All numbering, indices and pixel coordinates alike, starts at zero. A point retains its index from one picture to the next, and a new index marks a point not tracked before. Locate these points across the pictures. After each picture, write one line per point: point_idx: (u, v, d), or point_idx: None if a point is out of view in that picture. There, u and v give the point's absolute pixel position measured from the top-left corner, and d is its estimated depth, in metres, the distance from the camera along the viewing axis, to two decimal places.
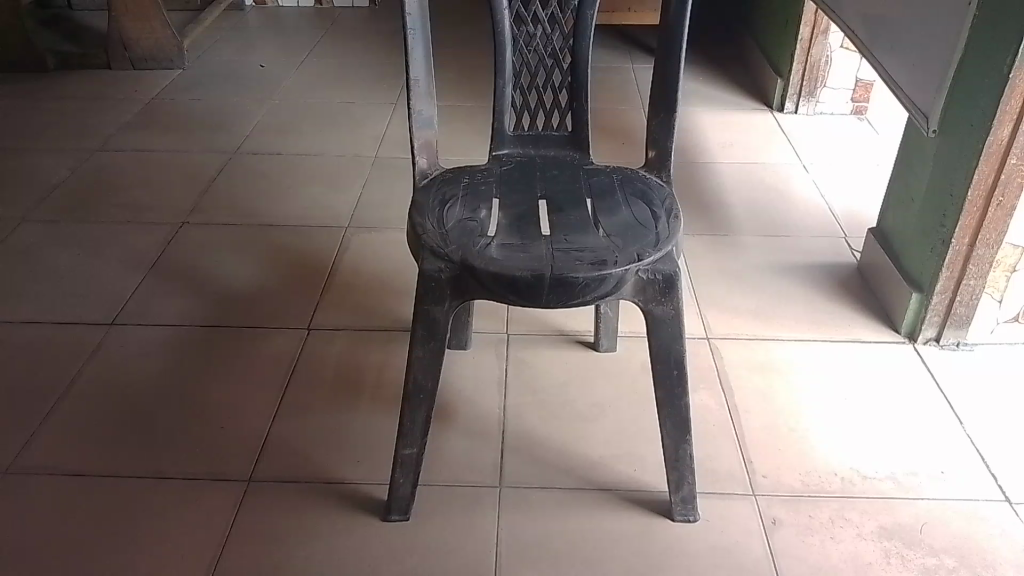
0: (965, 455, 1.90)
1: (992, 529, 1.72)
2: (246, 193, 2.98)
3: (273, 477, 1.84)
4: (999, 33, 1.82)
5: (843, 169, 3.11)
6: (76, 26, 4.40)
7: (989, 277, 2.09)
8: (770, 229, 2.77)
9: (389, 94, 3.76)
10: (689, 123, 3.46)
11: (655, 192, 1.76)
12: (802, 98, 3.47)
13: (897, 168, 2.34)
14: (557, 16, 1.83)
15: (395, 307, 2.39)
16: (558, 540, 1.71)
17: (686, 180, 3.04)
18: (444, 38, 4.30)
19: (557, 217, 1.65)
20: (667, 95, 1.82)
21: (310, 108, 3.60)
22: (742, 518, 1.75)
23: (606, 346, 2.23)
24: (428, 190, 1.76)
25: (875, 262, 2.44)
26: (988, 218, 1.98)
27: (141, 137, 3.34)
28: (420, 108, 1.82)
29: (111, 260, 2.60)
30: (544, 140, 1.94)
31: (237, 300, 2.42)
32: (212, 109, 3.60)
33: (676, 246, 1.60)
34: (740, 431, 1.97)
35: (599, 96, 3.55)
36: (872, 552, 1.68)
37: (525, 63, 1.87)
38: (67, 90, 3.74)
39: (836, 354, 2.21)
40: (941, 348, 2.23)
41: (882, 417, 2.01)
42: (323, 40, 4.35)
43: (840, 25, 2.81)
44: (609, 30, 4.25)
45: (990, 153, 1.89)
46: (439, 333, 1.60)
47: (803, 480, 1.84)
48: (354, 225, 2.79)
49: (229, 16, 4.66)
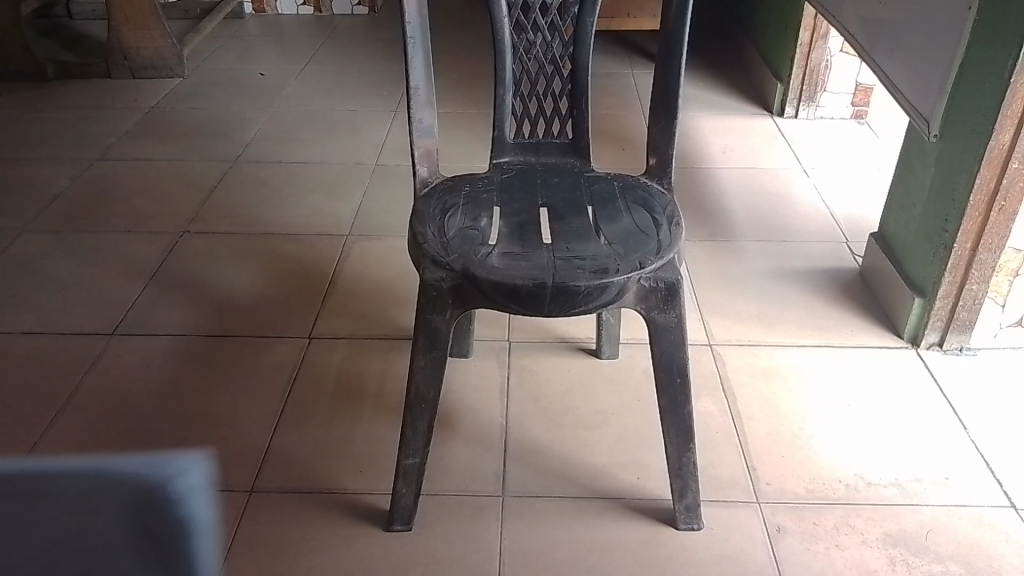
0: (970, 461, 1.88)
1: (998, 536, 1.71)
2: (246, 202, 2.96)
3: (275, 488, 1.82)
4: (1000, 36, 1.80)
5: (844, 173, 3.10)
6: (75, 35, 4.39)
7: (992, 281, 2.07)
8: (772, 234, 2.75)
9: (388, 101, 3.75)
10: (688, 128, 3.44)
11: (657, 199, 1.75)
12: (802, 103, 3.45)
13: (899, 172, 2.32)
14: (556, 23, 1.82)
15: (395, 316, 2.38)
16: (561, 549, 1.69)
17: (686, 185, 3.02)
18: (443, 45, 4.29)
19: (559, 225, 1.64)
20: (668, 101, 1.81)
21: (309, 117, 3.59)
22: (747, 526, 1.73)
23: (609, 354, 2.22)
24: (429, 199, 1.74)
25: (877, 267, 2.42)
26: (990, 222, 1.96)
27: (141, 147, 3.33)
28: (420, 118, 1.80)
29: (111, 269, 2.59)
30: (545, 148, 1.92)
31: (237, 309, 2.40)
32: (212, 117, 3.59)
33: (679, 253, 1.59)
34: (743, 437, 1.95)
35: (599, 101, 3.54)
36: (877, 559, 1.66)
37: (525, 72, 1.85)
38: (66, 99, 3.73)
39: (839, 359, 2.20)
40: (945, 352, 2.21)
41: (886, 423, 1.99)
42: (322, 48, 4.35)
43: (839, 29, 2.80)
44: (608, 36, 4.24)
45: (993, 157, 1.87)
46: (441, 342, 1.58)
47: (808, 487, 1.82)
48: (354, 233, 2.78)
49: (229, 25, 4.65)
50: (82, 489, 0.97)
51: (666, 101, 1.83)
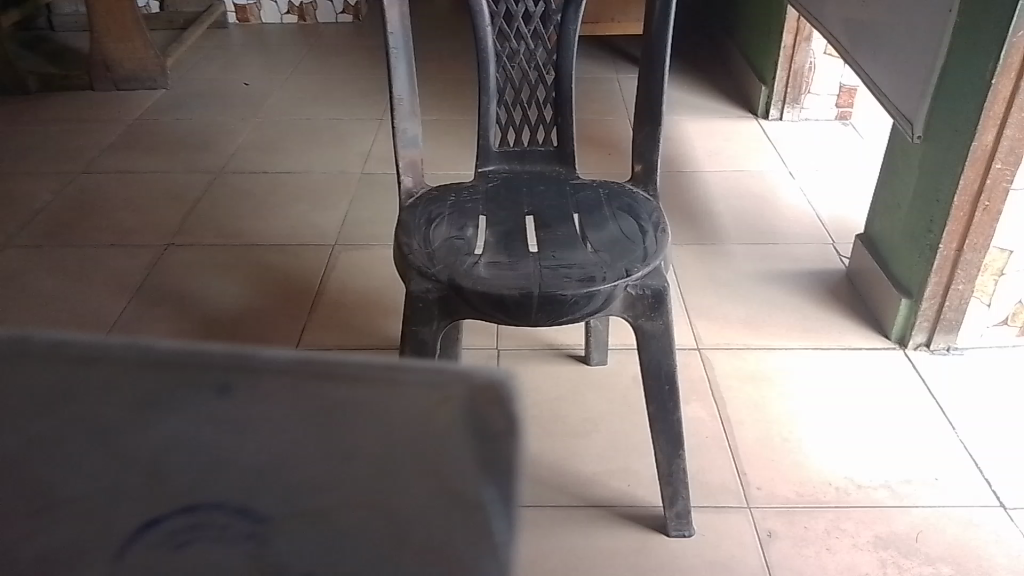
0: (958, 462, 1.88)
1: (987, 535, 1.70)
2: (231, 213, 2.95)
3: None
4: (981, 37, 1.81)
5: (829, 174, 3.10)
6: (58, 47, 4.37)
7: (978, 281, 2.07)
8: (758, 237, 2.75)
9: (373, 109, 3.74)
10: (674, 133, 3.43)
11: (642, 206, 1.74)
12: (786, 105, 3.46)
13: (883, 174, 2.32)
14: (540, 32, 1.82)
15: (384, 325, 2.37)
16: (553, 558, 1.68)
17: (673, 189, 3.02)
18: (428, 52, 4.29)
19: (545, 234, 1.63)
20: (651, 107, 1.80)
21: (295, 126, 3.58)
22: (737, 533, 1.73)
23: (598, 359, 2.21)
24: (415, 209, 1.73)
25: (863, 268, 2.42)
26: (974, 222, 1.97)
27: (125, 159, 3.31)
28: (405, 128, 1.80)
29: (96, 284, 2.57)
30: (530, 156, 1.91)
31: (224, 322, 2.39)
32: (196, 128, 3.57)
33: (665, 260, 1.59)
34: (734, 442, 1.95)
35: (584, 106, 3.54)
36: (868, 562, 1.65)
37: (509, 80, 1.85)
38: (50, 113, 3.71)
39: (827, 361, 2.20)
40: (932, 353, 2.21)
41: (876, 424, 1.99)
42: (306, 56, 4.33)
43: (821, 30, 2.80)
44: (592, 41, 4.24)
45: (976, 157, 1.87)
46: (428, 353, 1.57)
47: (799, 491, 1.82)
48: (341, 243, 2.77)
49: (212, 34, 4.63)
50: (378, 389, 0.53)
51: (650, 107, 1.82)
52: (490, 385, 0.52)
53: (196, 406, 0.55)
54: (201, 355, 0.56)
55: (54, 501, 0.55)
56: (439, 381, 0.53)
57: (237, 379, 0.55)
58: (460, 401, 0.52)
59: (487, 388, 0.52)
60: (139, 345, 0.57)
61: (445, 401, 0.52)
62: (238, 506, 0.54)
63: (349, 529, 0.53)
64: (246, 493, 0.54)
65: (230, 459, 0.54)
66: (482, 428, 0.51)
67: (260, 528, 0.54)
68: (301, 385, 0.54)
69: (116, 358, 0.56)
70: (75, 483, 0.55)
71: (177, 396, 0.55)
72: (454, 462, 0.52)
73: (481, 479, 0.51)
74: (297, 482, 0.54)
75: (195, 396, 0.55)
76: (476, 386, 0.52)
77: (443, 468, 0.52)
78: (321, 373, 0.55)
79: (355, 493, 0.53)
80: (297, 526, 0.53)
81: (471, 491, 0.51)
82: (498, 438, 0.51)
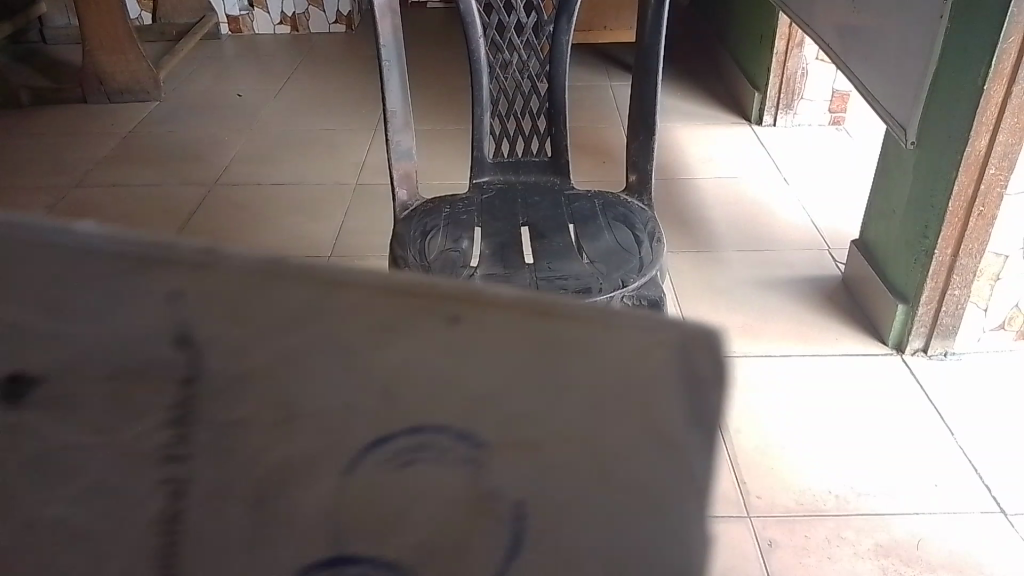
0: (958, 468, 1.86)
1: (987, 544, 1.69)
2: (225, 227, 2.93)
3: None
4: (971, 40, 1.80)
5: (822, 180, 3.09)
6: (50, 60, 4.34)
7: (974, 286, 2.07)
8: (754, 244, 2.74)
9: (367, 120, 3.72)
10: (666, 140, 3.41)
11: (638, 215, 1.73)
12: (779, 111, 3.45)
13: (877, 179, 2.31)
14: (532, 43, 1.80)
15: None
16: None
17: (667, 196, 3.01)
18: (421, 61, 4.27)
19: (541, 245, 1.62)
20: (644, 116, 1.79)
21: (288, 138, 3.56)
22: (740, 543, 1.70)
23: None
24: (409, 221, 1.71)
25: (860, 274, 2.41)
26: (970, 228, 1.96)
27: (117, 172, 3.29)
28: (398, 141, 1.78)
29: None
30: (525, 166, 1.89)
31: None
32: (190, 140, 3.55)
33: (662, 269, 1.57)
34: (731, 451, 1.93)
35: (576, 113, 3.53)
36: (869, 572, 1.64)
37: (502, 92, 1.84)
38: (42, 127, 3.68)
39: (820, 366, 2.18)
40: (930, 358, 2.19)
41: (873, 429, 1.97)
42: (300, 66, 4.31)
43: (812, 36, 2.78)
44: (586, 48, 4.23)
45: (969, 162, 1.87)
46: None
47: (798, 500, 1.80)
48: (335, 255, 2.75)
49: (205, 44, 4.61)
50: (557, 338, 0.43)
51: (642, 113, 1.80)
52: (709, 339, 0.42)
53: (368, 331, 0.43)
54: (361, 276, 0.43)
55: (251, 410, 0.45)
56: (662, 326, 0.43)
57: (441, 318, 0.43)
58: (671, 358, 0.42)
59: (709, 342, 0.42)
60: (289, 262, 0.43)
61: (654, 361, 0.43)
62: (459, 427, 0.46)
63: (561, 461, 0.46)
64: (466, 414, 0.45)
65: (422, 384, 0.45)
66: (701, 396, 0.43)
67: (482, 450, 0.46)
68: (482, 316, 0.43)
69: (262, 284, 0.43)
70: (247, 393, 0.45)
71: (343, 322, 0.43)
72: (677, 414, 0.44)
73: (699, 438, 0.44)
74: (510, 409, 0.45)
75: (370, 320, 0.43)
76: (699, 337, 0.42)
77: (657, 421, 0.44)
78: (499, 303, 0.43)
79: (569, 424, 0.45)
80: (515, 452, 0.46)
81: (688, 443, 0.44)
82: (723, 408, 0.43)
